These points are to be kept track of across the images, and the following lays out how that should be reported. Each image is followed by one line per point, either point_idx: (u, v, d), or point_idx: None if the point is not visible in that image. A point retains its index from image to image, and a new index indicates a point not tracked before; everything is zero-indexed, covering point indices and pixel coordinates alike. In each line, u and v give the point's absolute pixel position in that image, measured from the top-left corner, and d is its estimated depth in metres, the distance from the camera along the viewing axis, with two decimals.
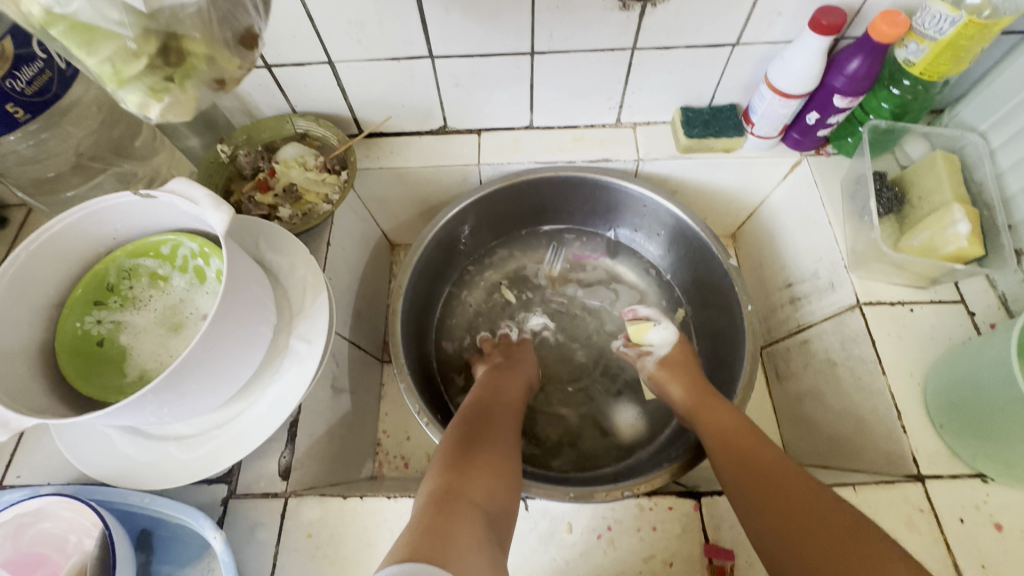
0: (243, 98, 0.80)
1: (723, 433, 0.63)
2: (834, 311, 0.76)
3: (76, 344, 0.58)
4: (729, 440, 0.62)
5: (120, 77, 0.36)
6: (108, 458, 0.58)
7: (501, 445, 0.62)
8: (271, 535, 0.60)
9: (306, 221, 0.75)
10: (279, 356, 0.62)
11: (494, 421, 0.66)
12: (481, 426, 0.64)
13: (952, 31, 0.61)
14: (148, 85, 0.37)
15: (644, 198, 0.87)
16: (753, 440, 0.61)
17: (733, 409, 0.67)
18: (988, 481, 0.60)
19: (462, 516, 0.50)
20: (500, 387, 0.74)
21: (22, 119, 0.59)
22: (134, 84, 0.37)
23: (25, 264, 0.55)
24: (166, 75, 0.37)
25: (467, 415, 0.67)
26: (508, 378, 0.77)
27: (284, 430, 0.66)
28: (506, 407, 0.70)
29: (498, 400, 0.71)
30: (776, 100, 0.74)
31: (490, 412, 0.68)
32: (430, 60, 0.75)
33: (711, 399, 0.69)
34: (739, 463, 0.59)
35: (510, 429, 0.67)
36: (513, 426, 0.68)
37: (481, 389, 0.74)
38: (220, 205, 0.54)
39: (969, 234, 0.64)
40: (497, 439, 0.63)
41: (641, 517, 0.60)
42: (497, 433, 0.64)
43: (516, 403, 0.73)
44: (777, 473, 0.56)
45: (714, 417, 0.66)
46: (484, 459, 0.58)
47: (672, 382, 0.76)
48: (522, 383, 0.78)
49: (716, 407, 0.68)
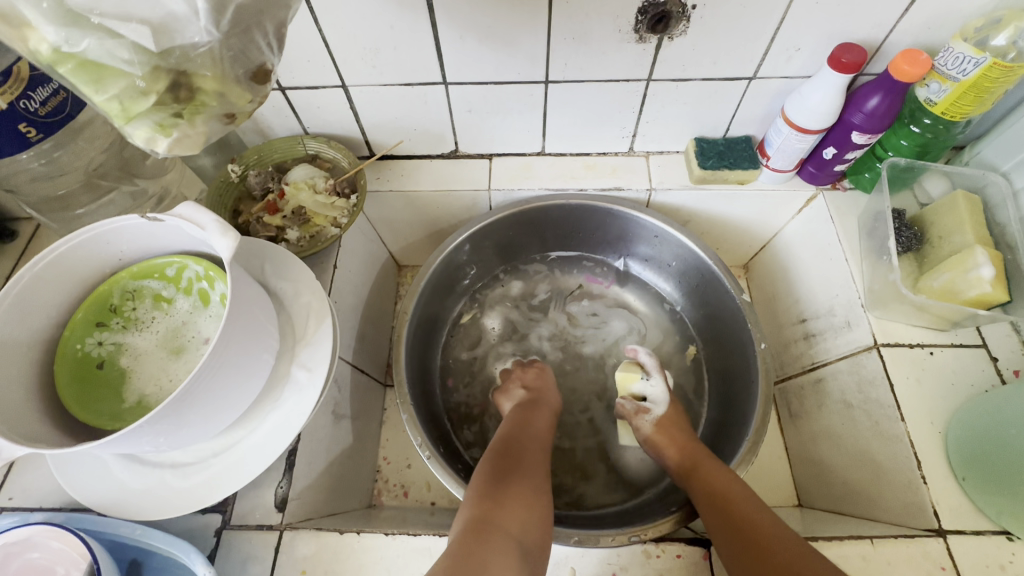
0: (256, 118, 0.80)
1: (716, 493, 0.61)
2: (850, 351, 0.74)
3: (77, 366, 0.58)
4: (722, 501, 0.60)
5: (128, 113, 0.36)
6: (102, 484, 0.57)
7: (536, 475, 0.61)
8: (264, 570, 0.59)
9: (314, 244, 0.75)
10: (280, 384, 0.61)
11: (527, 449, 0.65)
12: (512, 457, 0.63)
13: (976, 72, 0.60)
14: (157, 121, 0.38)
15: (656, 228, 0.86)
16: (748, 503, 0.58)
17: (728, 470, 0.64)
18: (1015, 539, 0.57)
19: (496, 545, 0.51)
20: (530, 414, 0.73)
21: (35, 138, 0.59)
22: (142, 120, 0.37)
23: (28, 285, 0.54)
24: (175, 112, 0.38)
25: (498, 444, 0.66)
26: (538, 405, 0.76)
27: (282, 459, 0.65)
28: (536, 436, 0.69)
29: (529, 427, 0.70)
30: (793, 134, 0.73)
31: (522, 440, 0.67)
32: (444, 86, 0.74)
33: (704, 458, 0.67)
34: (733, 526, 0.56)
35: (544, 458, 0.66)
36: (545, 457, 0.66)
37: (510, 416, 0.73)
38: (227, 232, 0.53)
39: (993, 277, 0.62)
40: (530, 471, 0.61)
41: (647, 566, 0.57)
42: (529, 462, 0.63)
43: (546, 435, 0.71)
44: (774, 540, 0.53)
45: (710, 475, 0.64)
46: (517, 489, 0.58)
47: (668, 447, 0.71)
48: (549, 414, 0.76)
49: (705, 468, 0.65)
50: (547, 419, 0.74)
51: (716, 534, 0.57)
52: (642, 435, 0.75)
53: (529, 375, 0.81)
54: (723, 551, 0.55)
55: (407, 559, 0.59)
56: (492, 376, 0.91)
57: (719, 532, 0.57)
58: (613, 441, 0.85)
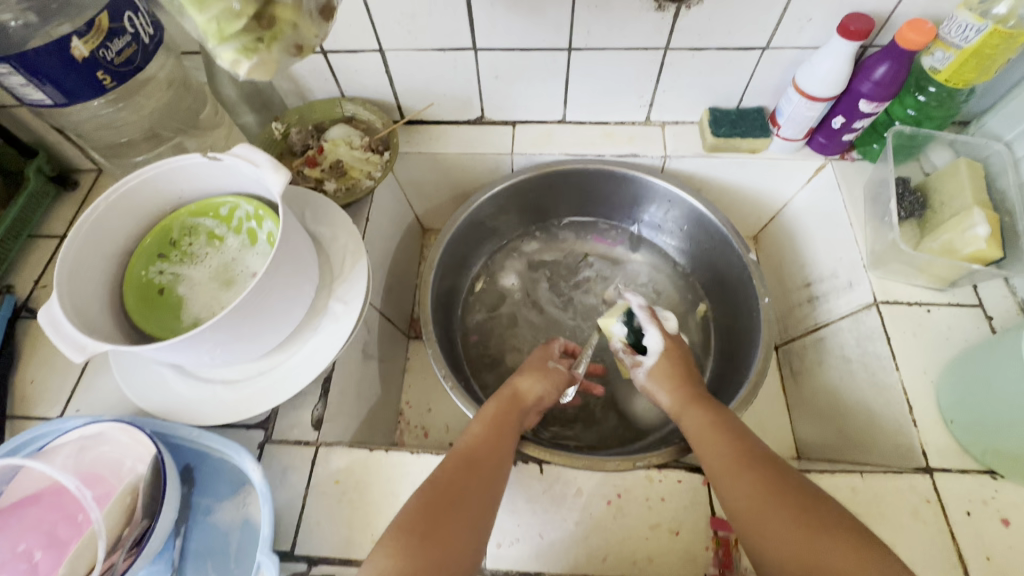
0: (298, 81, 0.87)
1: (705, 438, 0.61)
2: (852, 309, 0.78)
3: (141, 290, 0.64)
4: (712, 444, 0.60)
5: (222, 34, 0.42)
6: (162, 394, 0.63)
7: (466, 519, 0.52)
8: (302, 478, 0.65)
9: (350, 195, 0.81)
10: (319, 316, 0.67)
11: (473, 478, 0.56)
12: (451, 488, 0.55)
13: (977, 39, 0.64)
14: (242, 45, 0.44)
15: (669, 193, 0.91)
16: (730, 433, 0.60)
17: (713, 411, 0.64)
18: (998, 478, 0.61)
19: None
20: (499, 424, 0.64)
21: (109, 86, 0.65)
22: (231, 42, 0.43)
23: (104, 213, 0.61)
24: (258, 37, 0.44)
25: (445, 466, 0.57)
26: (514, 414, 0.67)
27: (318, 385, 0.71)
28: (495, 454, 0.60)
29: (490, 445, 0.60)
30: (802, 102, 0.77)
31: (474, 464, 0.58)
32: (474, 52, 0.80)
33: (697, 399, 0.67)
34: (729, 459, 0.57)
35: (490, 490, 0.56)
36: (495, 484, 0.57)
37: (476, 424, 0.64)
38: (279, 169, 0.60)
39: (988, 236, 0.66)
40: (465, 510, 0.53)
41: (650, 488, 0.63)
42: (468, 500, 0.54)
43: (506, 452, 0.61)
44: (749, 463, 0.56)
45: (697, 426, 0.63)
46: (441, 536, 0.50)
47: (663, 389, 0.72)
48: (515, 428, 0.65)
49: (699, 404, 0.66)
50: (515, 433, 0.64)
51: (701, 461, 0.60)
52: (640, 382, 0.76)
53: (523, 372, 0.74)
54: (710, 474, 0.58)
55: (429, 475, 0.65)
56: (509, 331, 0.97)
57: (706, 458, 0.59)
58: (622, 394, 0.90)
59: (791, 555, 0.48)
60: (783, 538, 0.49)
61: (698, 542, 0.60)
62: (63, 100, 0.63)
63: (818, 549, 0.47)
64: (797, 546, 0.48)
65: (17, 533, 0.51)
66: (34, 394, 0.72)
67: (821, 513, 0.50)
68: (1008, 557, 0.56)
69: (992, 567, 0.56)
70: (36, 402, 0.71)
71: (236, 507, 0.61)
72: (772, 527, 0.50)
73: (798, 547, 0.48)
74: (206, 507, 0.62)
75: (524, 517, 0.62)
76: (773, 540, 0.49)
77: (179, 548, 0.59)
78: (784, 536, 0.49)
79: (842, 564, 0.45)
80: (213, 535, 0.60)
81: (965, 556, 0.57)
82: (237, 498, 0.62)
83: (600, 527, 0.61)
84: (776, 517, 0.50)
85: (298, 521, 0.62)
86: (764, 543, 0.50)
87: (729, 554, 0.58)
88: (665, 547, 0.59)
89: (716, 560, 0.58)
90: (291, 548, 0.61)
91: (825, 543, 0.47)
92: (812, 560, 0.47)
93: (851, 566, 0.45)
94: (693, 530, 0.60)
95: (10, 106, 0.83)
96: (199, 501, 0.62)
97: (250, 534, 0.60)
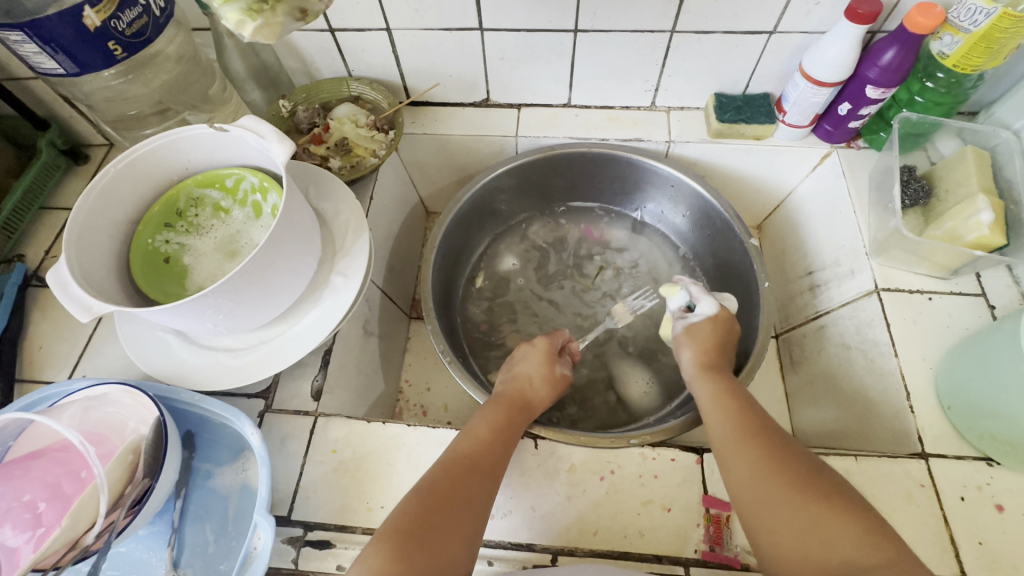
0: (307, 60, 0.88)
1: (719, 407, 0.60)
2: (852, 297, 0.78)
3: (147, 257, 0.65)
4: (726, 413, 0.58)
5: None
6: (166, 360, 0.65)
7: (460, 531, 0.51)
8: (300, 447, 0.66)
9: (355, 171, 0.81)
10: (320, 288, 0.67)
11: (468, 489, 0.55)
12: (446, 492, 0.54)
13: (987, 23, 0.63)
14: (246, 7, 0.50)
15: (672, 177, 0.91)
16: (731, 403, 0.60)
17: (729, 384, 0.63)
18: (994, 464, 0.61)
19: None
20: (498, 429, 0.62)
21: (120, 56, 0.66)
22: (236, 3, 0.49)
23: (112, 180, 0.62)
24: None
25: (443, 466, 0.57)
26: (514, 420, 0.65)
27: (318, 357, 0.72)
28: (492, 463, 0.58)
29: (486, 450, 0.59)
30: (809, 88, 0.77)
31: (470, 473, 0.56)
32: (480, 33, 0.80)
33: (717, 368, 0.65)
34: (739, 430, 0.56)
35: (485, 502, 0.55)
36: (489, 491, 0.56)
37: (472, 427, 0.62)
38: (284, 140, 0.59)
39: (992, 223, 0.65)
40: (459, 518, 0.52)
41: (644, 465, 0.63)
42: (462, 508, 0.53)
43: (503, 459, 0.59)
44: (750, 435, 0.55)
45: (712, 395, 0.62)
46: (434, 539, 0.50)
47: (690, 349, 0.69)
48: (515, 432, 0.63)
49: (716, 372, 0.65)
50: (515, 440, 0.63)
51: (709, 431, 0.59)
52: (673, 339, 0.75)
53: (526, 374, 0.73)
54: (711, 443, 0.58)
55: (425, 447, 0.65)
56: (509, 312, 0.97)
57: (710, 429, 0.59)
58: (621, 379, 0.90)
59: (786, 526, 0.47)
60: (778, 510, 0.48)
61: (690, 519, 0.60)
62: (75, 69, 0.64)
63: (814, 519, 0.46)
64: (791, 517, 0.47)
65: (22, 484, 0.53)
66: (42, 359, 0.73)
67: (819, 483, 0.49)
68: (1001, 542, 0.56)
69: (984, 551, 0.56)
70: (45, 367, 0.73)
71: (235, 472, 0.63)
72: (769, 498, 0.49)
73: (793, 517, 0.47)
74: (206, 471, 0.63)
75: (517, 490, 0.62)
76: (769, 509, 0.49)
77: (179, 509, 0.60)
78: (780, 506, 0.49)
79: (835, 534, 0.45)
80: (212, 498, 0.61)
81: (958, 540, 0.57)
82: (236, 463, 0.63)
83: (592, 502, 0.61)
84: (772, 487, 0.50)
85: (295, 488, 0.63)
86: (759, 513, 0.50)
87: (720, 532, 0.59)
88: (657, 523, 0.60)
89: (706, 537, 0.59)
90: (287, 514, 0.62)
91: (821, 513, 0.47)
92: (806, 530, 0.46)
93: (844, 535, 0.45)
94: (685, 507, 0.61)
95: (25, 78, 0.85)
96: (199, 466, 0.63)
97: (248, 499, 0.61)
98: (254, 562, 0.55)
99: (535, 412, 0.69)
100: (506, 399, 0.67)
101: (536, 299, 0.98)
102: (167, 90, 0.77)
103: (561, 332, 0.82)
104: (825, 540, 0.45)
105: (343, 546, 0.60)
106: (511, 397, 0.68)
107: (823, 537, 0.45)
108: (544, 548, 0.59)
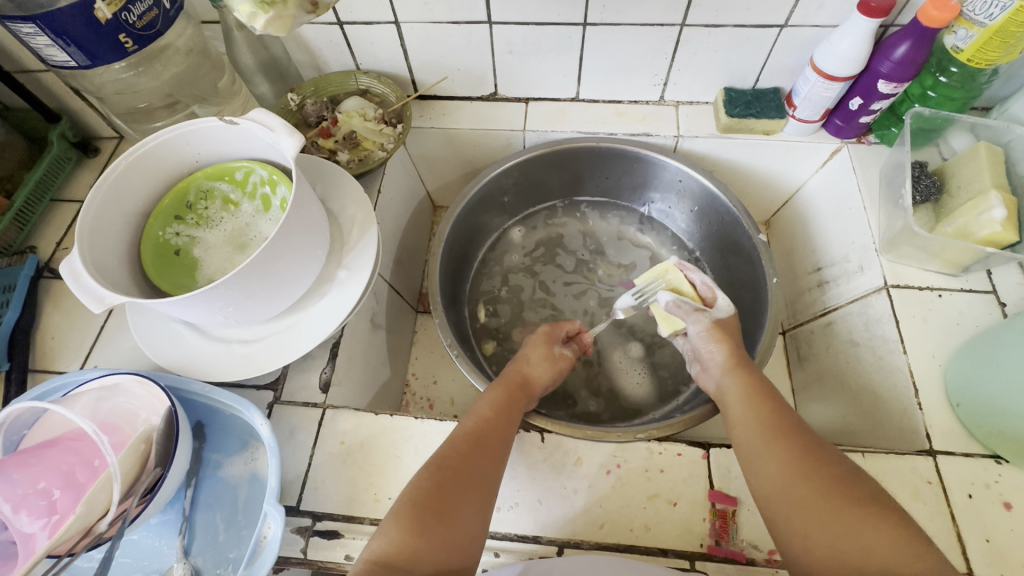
0: (316, 53, 0.88)
1: (748, 403, 0.60)
2: (861, 294, 0.77)
3: (158, 249, 0.65)
4: (753, 410, 0.58)
5: None
6: (177, 352, 0.66)
7: (473, 506, 0.52)
8: (309, 439, 0.67)
9: (363, 165, 0.82)
10: (327, 282, 0.68)
11: (477, 461, 0.55)
12: (457, 470, 0.54)
13: (1003, 16, 0.63)
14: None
15: (680, 172, 0.91)
16: (761, 401, 0.59)
17: (760, 382, 0.62)
18: (1002, 462, 0.60)
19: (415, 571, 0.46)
20: (501, 407, 0.63)
21: (130, 49, 0.66)
22: None
23: (123, 172, 0.62)
24: None
25: (453, 444, 0.57)
26: (516, 401, 0.65)
27: (326, 350, 0.73)
28: (498, 437, 0.59)
29: (493, 428, 0.59)
30: (820, 82, 0.76)
31: (479, 447, 0.57)
32: (489, 26, 0.79)
33: (747, 367, 0.65)
34: (768, 426, 0.56)
35: (495, 473, 0.56)
36: (498, 466, 0.56)
37: (475, 406, 0.63)
38: (293, 133, 0.59)
39: (1005, 219, 0.64)
40: (471, 495, 0.52)
41: (650, 459, 0.64)
42: (474, 482, 0.53)
43: (507, 433, 0.60)
44: (784, 434, 0.54)
45: (740, 394, 0.61)
46: (450, 517, 0.50)
47: (721, 344, 0.68)
48: (517, 408, 0.64)
49: (745, 368, 0.65)
50: (517, 418, 0.63)
51: (736, 427, 0.59)
52: (695, 335, 0.72)
53: (529, 355, 0.73)
54: (739, 439, 0.58)
55: (431, 439, 0.66)
56: (517, 307, 0.98)
57: (738, 425, 0.58)
58: (619, 373, 0.90)
59: (821, 525, 0.47)
60: (812, 509, 0.48)
61: (696, 513, 0.60)
62: (86, 62, 0.64)
63: (852, 523, 0.46)
64: (823, 518, 0.47)
65: (37, 472, 0.52)
66: (55, 350, 0.74)
67: (859, 489, 0.48)
68: (1008, 541, 0.56)
69: (991, 549, 0.56)
70: (57, 358, 0.74)
71: (245, 461, 0.63)
72: (801, 496, 0.49)
73: (830, 518, 0.47)
74: (216, 461, 0.63)
75: (524, 483, 0.63)
76: (800, 507, 0.48)
77: (190, 498, 0.61)
78: (815, 506, 0.48)
79: (878, 541, 0.44)
80: (222, 488, 0.62)
81: (965, 538, 0.57)
82: (246, 453, 0.64)
83: (598, 496, 0.62)
84: (806, 488, 0.49)
85: (304, 479, 0.64)
86: (790, 510, 0.49)
87: (725, 526, 0.59)
88: (663, 517, 0.60)
89: (712, 531, 0.59)
90: (296, 504, 0.63)
91: (859, 518, 0.46)
92: (843, 532, 0.46)
93: (888, 542, 0.44)
94: (691, 502, 0.61)
95: (36, 70, 0.85)
96: (209, 457, 0.64)
97: (258, 488, 0.62)
98: (263, 551, 0.56)
99: (534, 391, 0.70)
100: (508, 380, 0.68)
101: (543, 294, 0.98)
102: (176, 83, 0.77)
103: (571, 323, 0.81)
104: (862, 544, 0.45)
105: (351, 536, 0.61)
106: (511, 379, 0.68)
107: (859, 541, 0.45)
108: (551, 541, 0.60)
